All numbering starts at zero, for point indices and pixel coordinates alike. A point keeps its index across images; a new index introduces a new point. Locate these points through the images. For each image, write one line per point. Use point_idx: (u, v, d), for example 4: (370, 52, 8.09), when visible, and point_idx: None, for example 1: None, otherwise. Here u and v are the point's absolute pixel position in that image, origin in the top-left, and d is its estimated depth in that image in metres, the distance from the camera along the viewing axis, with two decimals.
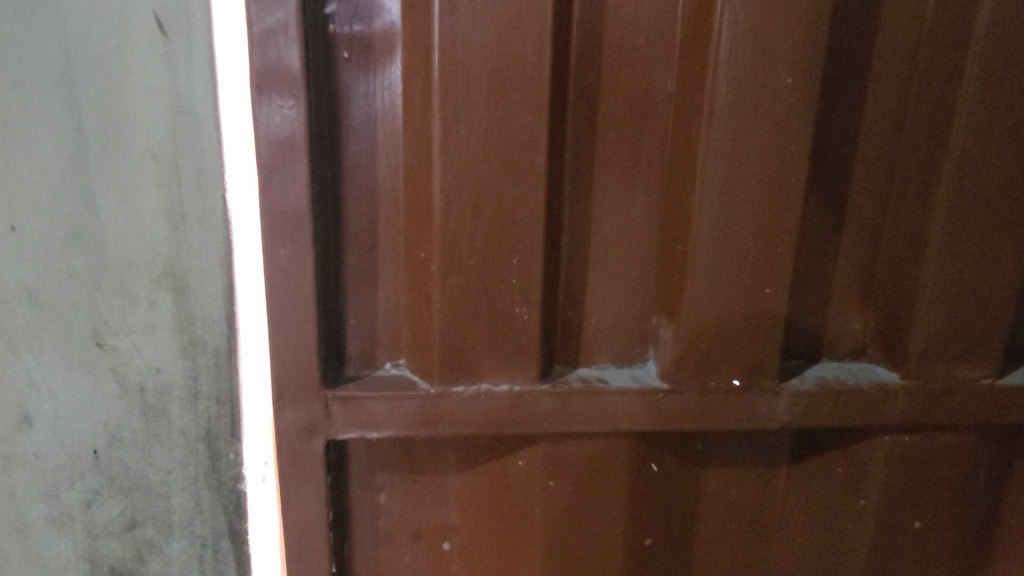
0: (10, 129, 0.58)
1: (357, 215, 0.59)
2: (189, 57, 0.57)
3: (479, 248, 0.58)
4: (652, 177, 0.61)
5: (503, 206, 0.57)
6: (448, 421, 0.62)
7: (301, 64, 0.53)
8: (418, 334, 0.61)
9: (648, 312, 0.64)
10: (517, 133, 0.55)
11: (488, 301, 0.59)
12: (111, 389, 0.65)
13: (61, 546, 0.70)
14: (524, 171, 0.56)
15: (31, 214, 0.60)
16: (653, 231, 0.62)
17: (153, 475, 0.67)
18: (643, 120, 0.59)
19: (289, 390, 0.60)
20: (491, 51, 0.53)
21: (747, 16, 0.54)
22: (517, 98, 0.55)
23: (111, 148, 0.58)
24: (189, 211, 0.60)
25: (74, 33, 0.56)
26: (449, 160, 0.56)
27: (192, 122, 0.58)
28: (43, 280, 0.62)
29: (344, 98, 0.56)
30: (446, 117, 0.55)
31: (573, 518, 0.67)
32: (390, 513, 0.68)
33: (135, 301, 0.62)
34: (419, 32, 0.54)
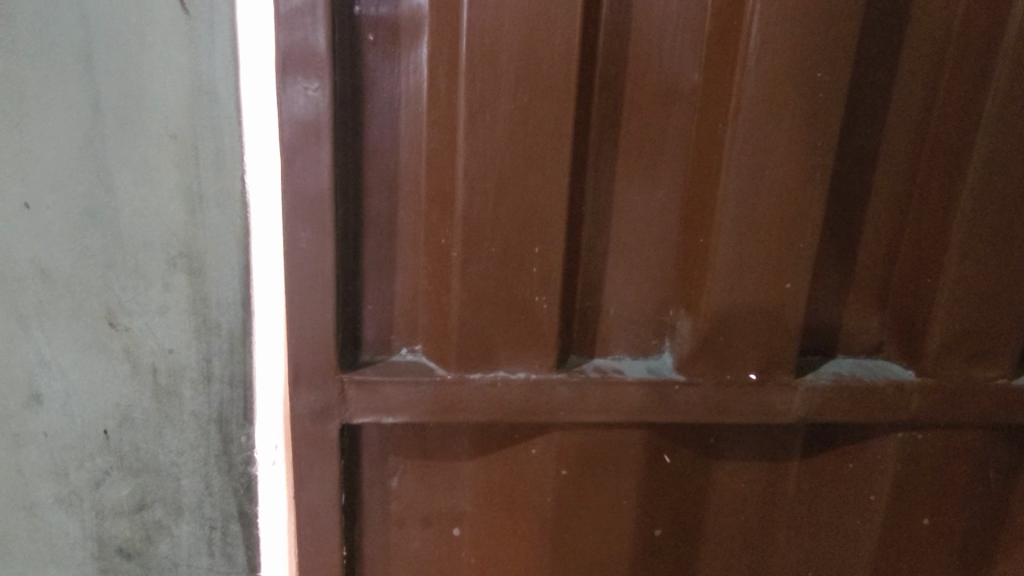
0: (28, 104, 0.57)
1: (377, 199, 0.59)
2: (211, 35, 0.56)
3: (501, 235, 0.57)
4: (675, 167, 0.60)
5: (527, 194, 0.56)
6: (463, 408, 0.61)
7: (327, 46, 0.52)
8: (436, 321, 0.61)
9: (666, 305, 0.64)
10: (543, 120, 0.55)
11: (508, 289, 0.59)
12: (123, 370, 0.64)
13: (69, 526, 0.69)
14: (549, 159, 0.56)
15: (46, 190, 0.59)
16: (674, 221, 0.61)
17: (164, 457, 0.67)
18: (670, 110, 0.58)
19: (306, 373, 0.59)
20: (520, 37, 0.53)
21: (778, 7, 0.53)
22: (544, 85, 0.54)
23: (129, 125, 0.58)
24: (208, 191, 0.59)
25: (95, 7, 0.55)
26: (473, 145, 0.55)
27: (212, 101, 0.57)
28: (56, 258, 0.61)
29: (369, 81, 0.56)
30: (472, 102, 0.54)
31: (584, 507, 0.67)
32: (401, 498, 0.68)
33: (150, 281, 0.62)
34: (447, 15, 0.54)
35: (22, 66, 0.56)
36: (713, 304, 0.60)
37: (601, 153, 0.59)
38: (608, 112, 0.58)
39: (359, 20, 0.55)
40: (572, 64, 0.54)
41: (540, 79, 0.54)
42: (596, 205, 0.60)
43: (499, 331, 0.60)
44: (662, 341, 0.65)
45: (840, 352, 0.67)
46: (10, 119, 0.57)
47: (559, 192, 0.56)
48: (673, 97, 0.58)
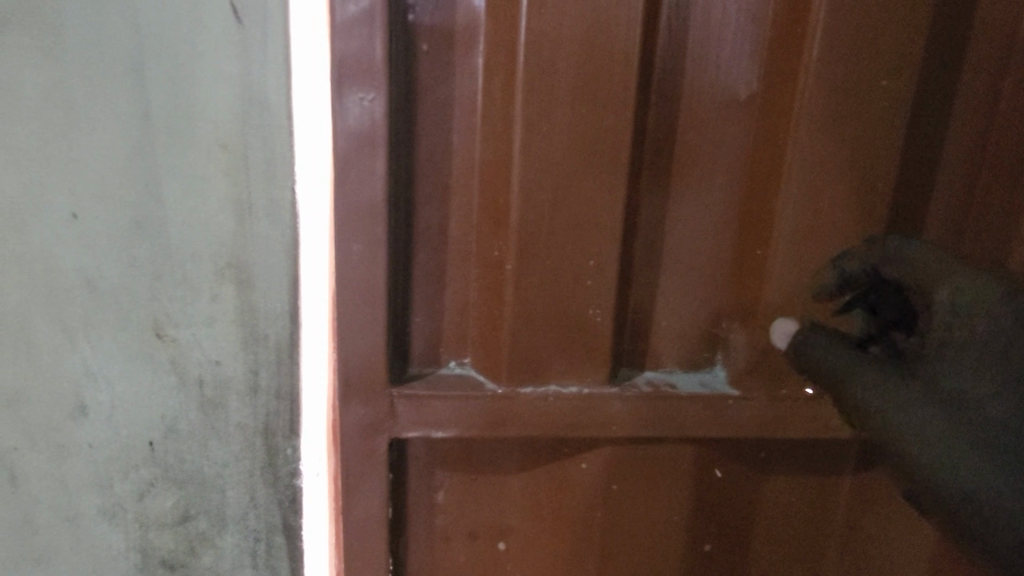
0: (75, 113, 0.56)
1: (429, 211, 0.58)
2: (265, 45, 0.56)
3: (555, 248, 0.56)
4: (730, 178, 0.58)
5: (582, 206, 0.55)
6: (514, 423, 0.61)
7: (384, 56, 0.51)
8: (486, 334, 0.60)
9: (719, 317, 0.62)
10: (599, 130, 0.54)
11: (561, 302, 0.58)
12: (170, 381, 0.64)
13: (113, 536, 0.69)
14: (605, 170, 0.55)
15: (93, 200, 0.58)
16: (730, 233, 0.60)
17: (209, 468, 0.66)
18: (726, 119, 0.57)
19: (355, 386, 0.59)
20: (579, 46, 0.52)
21: (844, 15, 0.52)
22: (603, 95, 0.53)
23: (179, 135, 0.57)
24: (257, 202, 0.59)
25: (147, 14, 0.54)
26: (529, 156, 0.54)
27: (264, 111, 0.57)
28: (102, 269, 0.60)
29: (422, 91, 0.55)
30: (528, 112, 0.53)
31: (631, 521, 0.66)
32: (446, 512, 0.67)
33: (198, 293, 0.61)
34: (504, 24, 0.52)
35: (72, 74, 0.55)
36: (769, 316, 0.59)
37: (655, 163, 0.57)
38: (662, 121, 0.56)
39: (413, 29, 0.54)
40: (631, 73, 0.53)
41: (598, 88, 0.53)
42: (648, 216, 0.59)
43: (549, 343, 0.59)
44: (713, 353, 0.63)
45: None
46: (59, 128, 0.56)
47: (614, 203, 0.56)
48: (729, 107, 0.56)
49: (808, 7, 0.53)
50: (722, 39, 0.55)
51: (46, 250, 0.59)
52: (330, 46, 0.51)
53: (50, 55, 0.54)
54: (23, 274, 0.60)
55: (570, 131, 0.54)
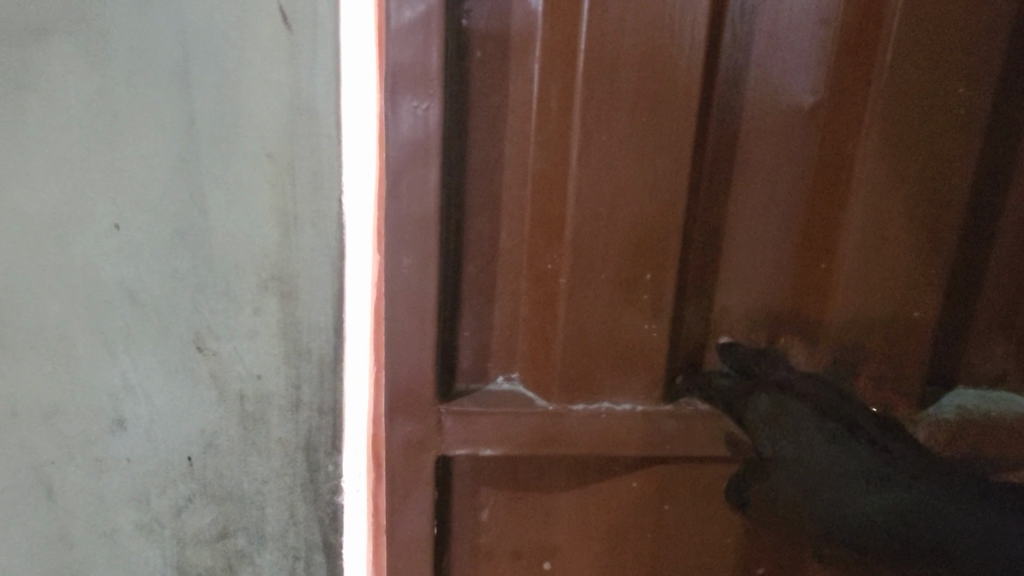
0: (121, 123, 0.55)
1: (479, 222, 0.56)
2: (313, 52, 0.54)
3: (612, 262, 0.54)
4: (793, 191, 0.56)
5: (641, 220, 0.53)
6: (564, 441, 0.58)
7: (439, 62, 0.50)
8: (537, 350, 0.58)
9: (777, 334, 0.59)
10: (662, 139, 0.51)
11: (615, 318, 0.56)
12: (210, 396, 0.62)
13: (149, 553, 0.68)
14: (665, 181, 0.52)
15: (135, 211, 0.57)
16: (791, 248, 0.57)
17: (249, 485, 0.65)
18: (789, 130, 0.54)
19: (402, 403, 0.57)
20: (641, 51, 0.50)
21: (916, 19, 0.50)
22: (665, 102, 0.51)
23: (224, 145, 0.56)
24: (303, 213, 0.57)
25: (194, 22, 0.53)
26: (588, 166, 0.52)
27: (311, 120, 0.56)
28: (143, 281, 0.59)
29: (475, 98, 0.53)
30: (590, 120, 0.51)
31: (683, 540, 0.64)
32: (491, 529, 0.63)
33: (240, 305, 0.60)
34: (563, 30, 0.51)
35: (118, 83, 0.54)
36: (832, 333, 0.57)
37: (715, 173, 0.55)
38: (724, 128, 0.54)
39: (467, 34, 0.52)
40: (694, 79, 0.50)
41: (661, 95, 0.50)
42: (706, 228, 0.56)
43: (603, 361, 0.57)
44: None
45: (964, 384, 0.60)
46: (103, 137, 0.55)
47: (676, 214, 0.53)
48: (792, 119, 0.54)
49: (879, 11, 0.50)
50: (789, 45, 0.52)
51: (88, 262, 0.58)
52: (384, 53, 0.50)
53: (95, 64, 0.54)
54: (65, 287, 0.59)
55: (631, 140, 0.51)
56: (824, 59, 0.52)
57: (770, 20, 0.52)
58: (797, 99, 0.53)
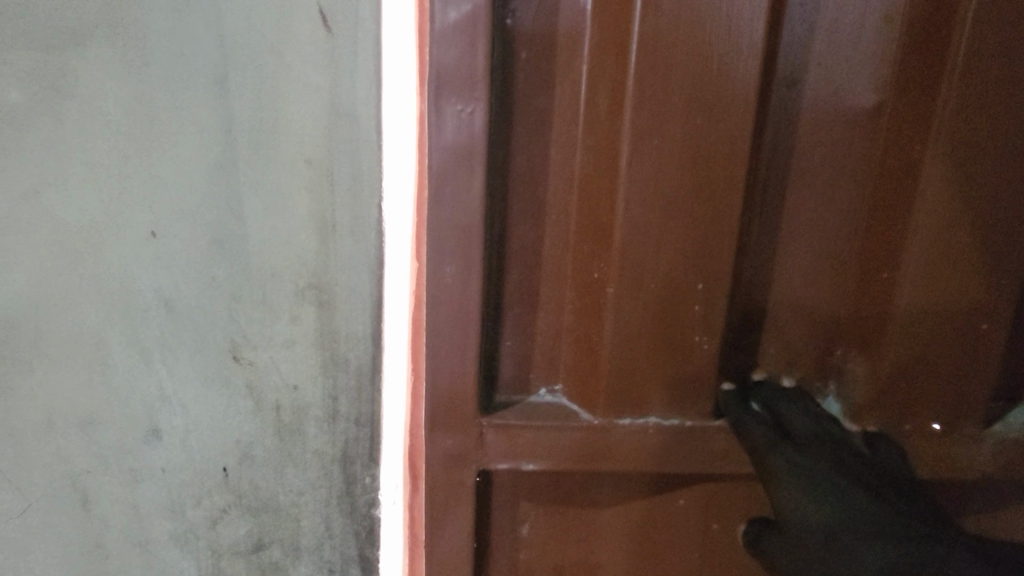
0: (158, 129, 0.54)
1: (523, 229, 0.54)
2: (354, 55, 0.54)
3: (661, 272, 0.52)
4: (850, 199, 0.53)
5: (692, 229, 0.51)
6: (610, 456, 0.56)
7: (486, 64, 0.48)
8: (582, 362, 0.56)
9: (834, 344, 0.57)
10: (716, 144, 0.49)
11: (664, 331, 0.53)
12: (246, 406, 0.61)
13: (184, 564, 0.67)
14: (719, 188, 0.50)
15: (171, 218, 0.56)
16: (848, 259, 0.55)
17: (284, 497, 0.64)
18: (847, 136, 0.52)
19: (441, 416, 0.55)
20: (696, 49, 0.47)
21: (995, 12, 0.46)
22: (720, 105, 0.48)
23: (262, 151, 0.55)
24: (342, 221, 0.56)
25: (233, 25, 0.52)
26: (641, 171, 0.49)
27: (350, 125, 0.55)
28: (180, 289, 0.58)
29: (521, 102, 0.51)
30: (642, 123, 0.48)
31: (733, 558, 0.61)
32: (531, 546, 0.61)
33: (277, 314, 0.58)
34: (614, 30, 0.49)
35: (156, 87, 0.53)
36: (894, 349, 0.53)
37: (771, 178, 0.53)
38: (782, 131, 0.52)
39: (513, 34, 0.50)
40: (753, 80, 0.48)
41: (717, 97, 0.48)
42: (760, 235, 0.54)
43: (652, 374, 0.54)
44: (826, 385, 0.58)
45: None
46: (139, 143, 0.54)
47: (730, 221, 0.51)
48: (853, 123, 0.52)
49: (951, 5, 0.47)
50: (854, 41, 0.50)
51: (125, 269, 0.58)
52: (429, 55, 0.48)
53: (133, 69, 0.53)
54: (102, 295, 0.58)
55: (685, 144, 0.49)
56: (888, 58, 0.50)
57: (832, 17, 0.49)
58: (858, 100, 0.51)
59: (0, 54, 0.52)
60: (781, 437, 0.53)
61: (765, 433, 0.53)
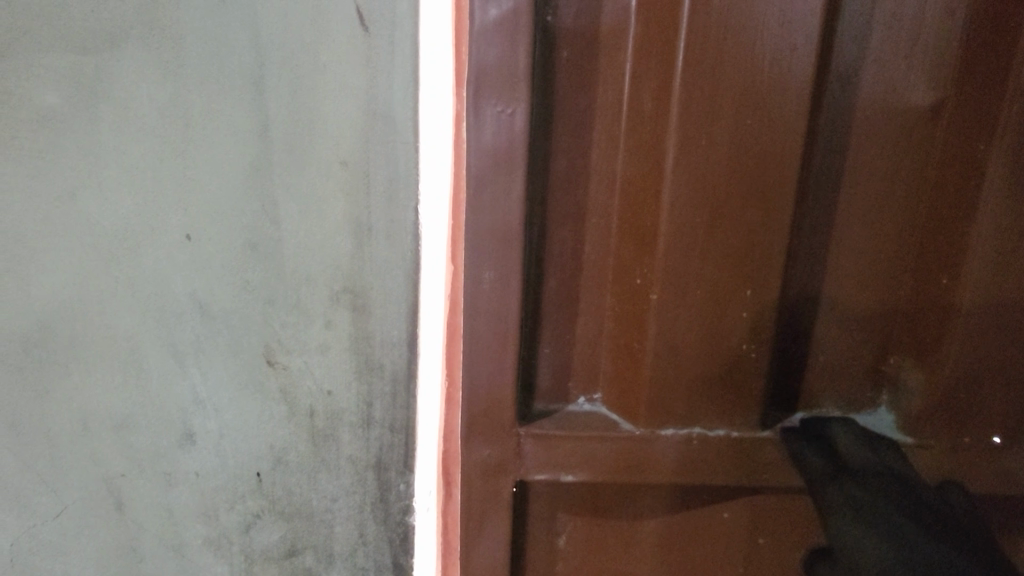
0: (193, 129, 0.53)
1: (561, 233, 0.52)
2: (392, 54, 0.52)
3: (707, 277, 0.50)
4: (907, 204, 0.51)
5: (740, 232, 0.49)
6: (652, 467, 0.54)
7: (526, 63, 0.47)
8: (622, 367, 0.54)
9: (887, 352, 0.54)
10: (767, 143, 0.47)
11: (710, 339, 0.51)
12: (280, 410, 0.60)
13: (218, 568, 0.66)
14: (769, 190, 0.48)
15: (205, 220, 0.56)
16: (905, 265, 0.52)
17: (318, 503, 0.63)
18: (904, 140, 0.50)
19: (479, 422, 0.54)
20: (741, 48, 0.45)
21: None
22: (771, 102, 0.46)
23: (297, 153, 0.54)
24: (377, 223, 0.55)
25: (268, 26, 0.52)
26: (688, 175, 0.47)
27: (387, 125, 0.53)
28: (214, 292, 0.57)
29: (561, 101, 0.50)
30: (688, 124, 0.47)
31: (780, 574, 0.59)
32: (568, 558, 0.59)
33: (311, 319, 0.57)
34: (660, 26, 0.47)
35: (191, 89, 0.53)
36: (954, 358, 0.51)
37: (823, 183, 0.50)
38: (834, 133, 0.49)
39: (554, 32, 0.48)
40: (806, 78, 0.46)
41: (767, 98, 0.46)
42: (812, 242, 0.52)
43: (699, 384, 0.52)
44: (878, 393, 0.56)
45: None
46: (173, 145, 0.54)
47: (782, 226, 0.48)
48: (911, 124, 0.49)
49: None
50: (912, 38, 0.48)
51: (159, 272, 0.57)
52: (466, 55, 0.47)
53: (167, 71, 0.52)
54: (137, 298, 0.58)
55: (733, 146, 0.47)
56: (950, 52, 0.47)
57: (892, 11, 0.47)
58: (916, 97, 0.49)
59: (38, 56, 0.52)
60: (837, 470, 0.52)
61: (821, 462, 0.52)
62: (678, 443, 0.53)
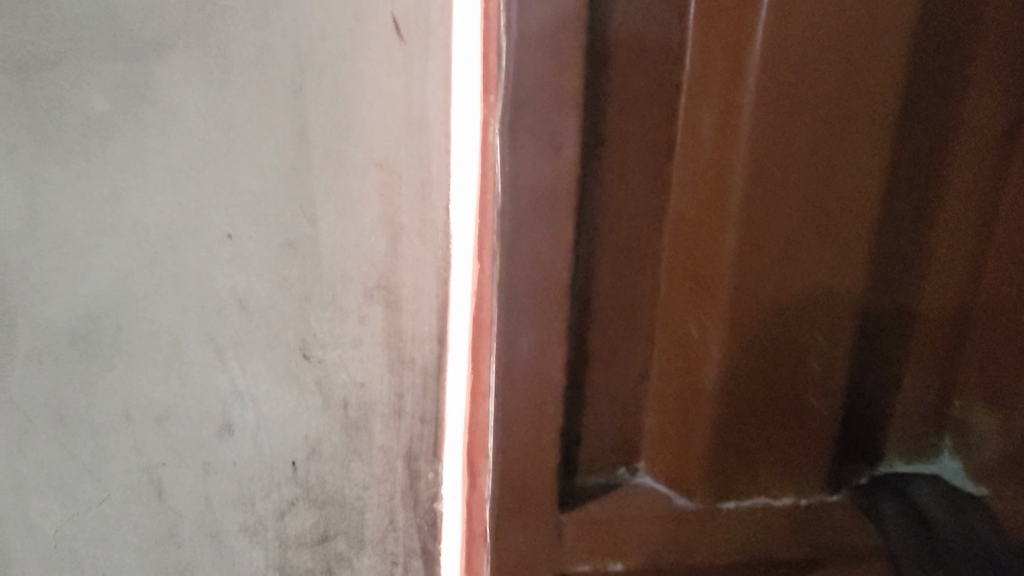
0: (236, 133, 0.56)
1: (604, 268, 0.55)
2: (426, 63, 0.55)
3: (774, 327, 0.52)
4: (974, 260, 0.56)
5: (809, 284, 0.52)
6: (708, 545, 0.56)
7: (571, 88, 0.49)
8: (671, 405, 0.57)
9: (957, 398, 0.59)
10: (841, 201, 0.50)
11: (777, 391, 0.54)
12: (315, 402, 0.63)
13: (253, 553, 0.69)
14: (839, 243, 0.51)
15: (245, 220, 0.58)
16: (975, 318, 0.56)
17: (350, 490, 0.66)
18: (971, 197, 0.54)
19: (519, 478, 0.56)
20: (827, 102, 0.48)
21: None
22: (840, 152, 0.49)
23: (335, 158, 0.57)
24: (410, 224, 0.58)
25: (309, 36, 0.54)
26: (746, 215, 0.50)
27: (420, 131, 0.57)
28: (254, 289, 0.60)
29: (606, 130, 0.52)
30: (756, 162, 0.49)
31: None
32: None
33: (346, 314, 0.60)
34: (714, 56, 0.50)
35: (234, 95, 0.55)
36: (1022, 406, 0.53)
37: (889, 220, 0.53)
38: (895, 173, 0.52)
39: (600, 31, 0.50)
40: (879, 136, 0.50)
41: (836, 143, 0.49)
42: (888, 294, 0.55)
43: (749, 423, 0.55)
44: (941, 440, 0.61)
45: None
46: (217, 149, 0.57)
47: (846, 265, 0.52)
48: (979, 183, 0.54)
49: None
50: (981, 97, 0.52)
51: (201, 270, 0.60)
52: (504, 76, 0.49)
53: (212, 78, 0.55)
54: (179, 294, 0.61)
55: (797, 187, 0.50)
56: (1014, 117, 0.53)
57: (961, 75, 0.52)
58: (982, 155, 0.54)
59: (90, 64, 0.55)
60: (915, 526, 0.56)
61: (900, 524, 0.57)
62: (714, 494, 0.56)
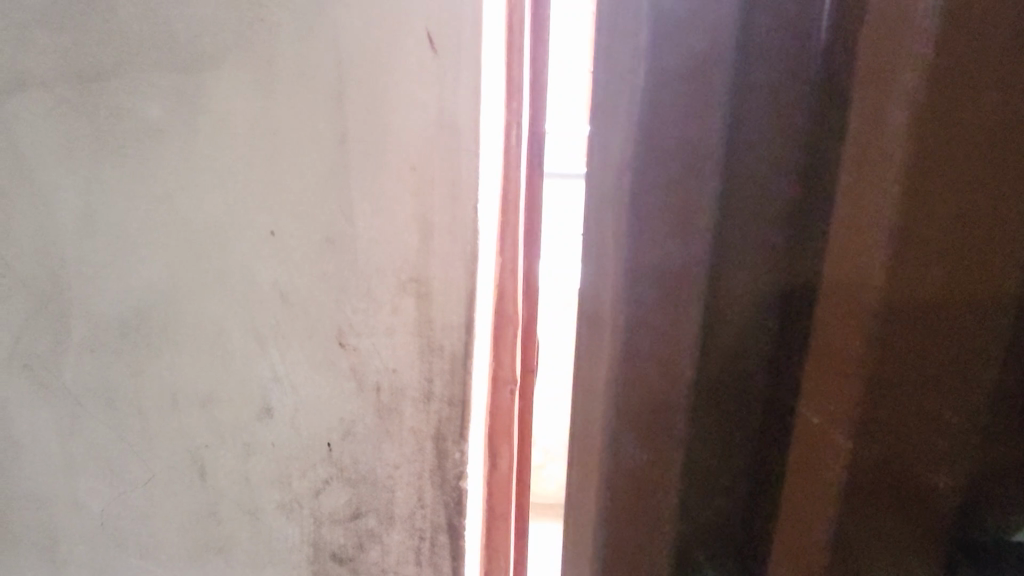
0: (281, 138, 0.61)
1: (735, 278, 0.57)
2: (457, 70, 0.58)
3: (918, 353, 0.50)
4: None
5: (959, 307, 0.50)
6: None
7: (715, 100, 0.52)
8: (805, 456, 0.56)
9: None
10: (1003, 224, 0.48)
11: (910, 421, 0.52)
12: (349, 387, 0.68)
13: (288, 530, 0.74)
14: (990, 269, 0.49)
15: (286, 218, 0.63)
16: None
17: (381, 470, 0.70)
18: None
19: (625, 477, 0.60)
20: (995, 116, 0.46)
21: None
22: (1006, 169, 0.47)
23: (372, 159, 0.61)
24: (440, 221, 0.62)
25: (348, 46, 0.59)
26: (901, 231, 0.49)
27: (452, 134, 0.59)
28: (293, 281, 0.65)
29: (739, 140, 0.54)
30: (876, 212, 0.49)
31: None
32: None
33: (380, 304, 0.65)
34: (876, 66, 0.49)
35: (278, 102, 0.61)
36: None
37: None
38: None
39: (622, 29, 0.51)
40: None
41: (991, 174, 0.47)
42: None
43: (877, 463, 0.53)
44: None
45: None
46: (265, 153, 0.62)
47: (993, 303, 0.49)
48: None
49: None
50: None
51: (243, 264, 0.65)
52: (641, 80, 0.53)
53: (259, 87, 0.60)
54: (222, 286, 0.66)
55: (953, 223, 0.48)
56: None
57: None
58: None
59: (145, 74, 0.61)
60: None
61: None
62: (830, 549, 0.55)
